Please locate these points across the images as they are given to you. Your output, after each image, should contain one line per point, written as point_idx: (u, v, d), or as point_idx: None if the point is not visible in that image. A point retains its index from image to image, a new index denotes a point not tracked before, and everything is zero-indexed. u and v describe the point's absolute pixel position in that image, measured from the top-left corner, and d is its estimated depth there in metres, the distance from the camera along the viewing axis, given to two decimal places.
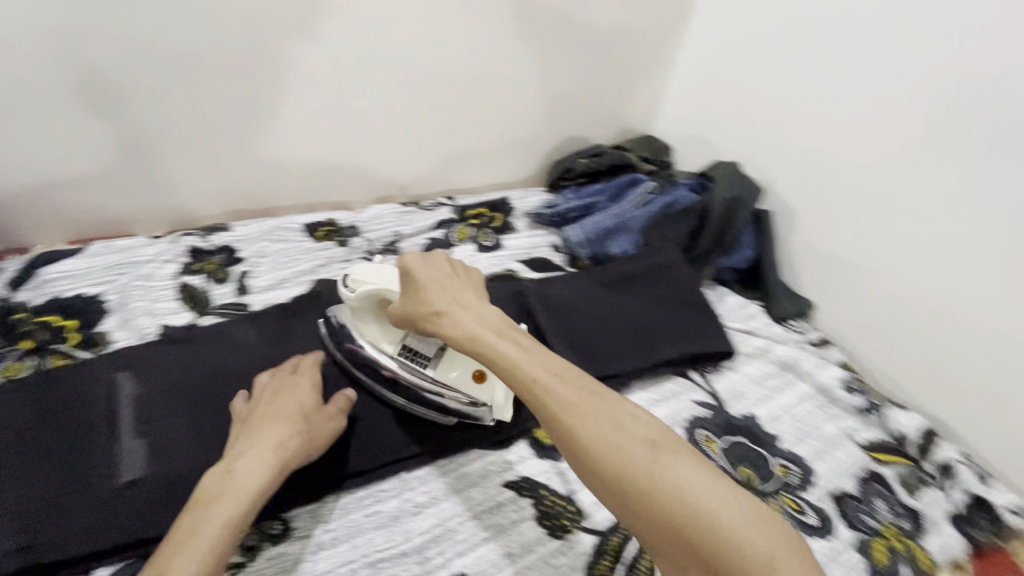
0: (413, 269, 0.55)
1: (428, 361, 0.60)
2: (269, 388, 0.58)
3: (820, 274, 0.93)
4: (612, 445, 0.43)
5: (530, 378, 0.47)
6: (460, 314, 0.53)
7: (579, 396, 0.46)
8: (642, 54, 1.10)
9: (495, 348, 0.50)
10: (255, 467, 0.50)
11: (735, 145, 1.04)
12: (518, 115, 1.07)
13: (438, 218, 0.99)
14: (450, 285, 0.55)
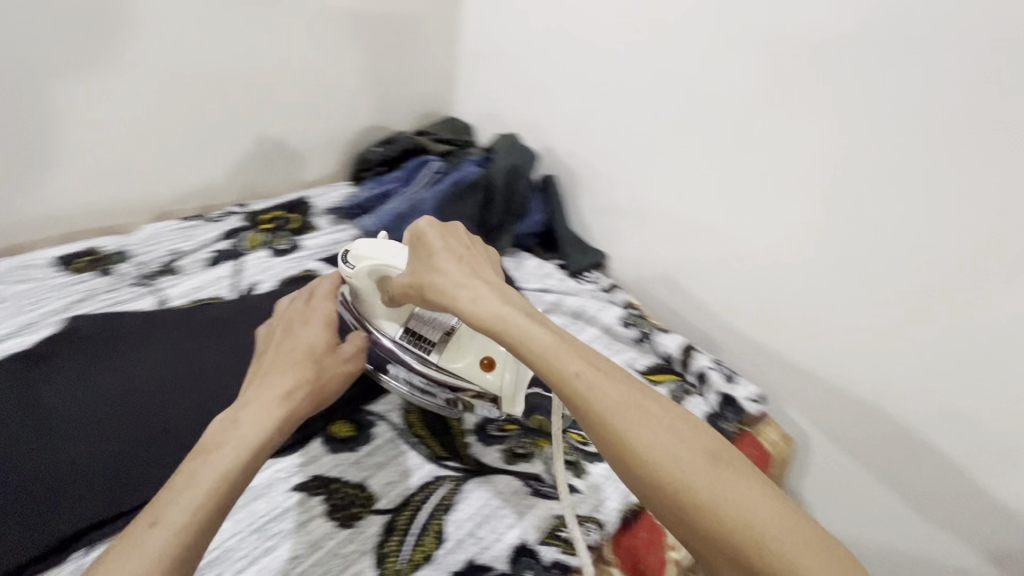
0: (427, 237, 0.55)
1: (432, 348, 0.63)
2: (292, 331, 0.59)
3: (604, 227, 1.02)
4: (661, 443, 0.41)
5: (566, 368, 0.45)
6: (476, 287, 0.51)
7: (624, 394, 0.44)
8: (422, 38, 1.11)
9: (523, 332, 0.48)
10: (259, 411, 0.50)
11: (522, 118, 1.09)
12: (302, 110, 1.03)
13: (226, 228, 0.93)
14: (468, 260, 0.54)
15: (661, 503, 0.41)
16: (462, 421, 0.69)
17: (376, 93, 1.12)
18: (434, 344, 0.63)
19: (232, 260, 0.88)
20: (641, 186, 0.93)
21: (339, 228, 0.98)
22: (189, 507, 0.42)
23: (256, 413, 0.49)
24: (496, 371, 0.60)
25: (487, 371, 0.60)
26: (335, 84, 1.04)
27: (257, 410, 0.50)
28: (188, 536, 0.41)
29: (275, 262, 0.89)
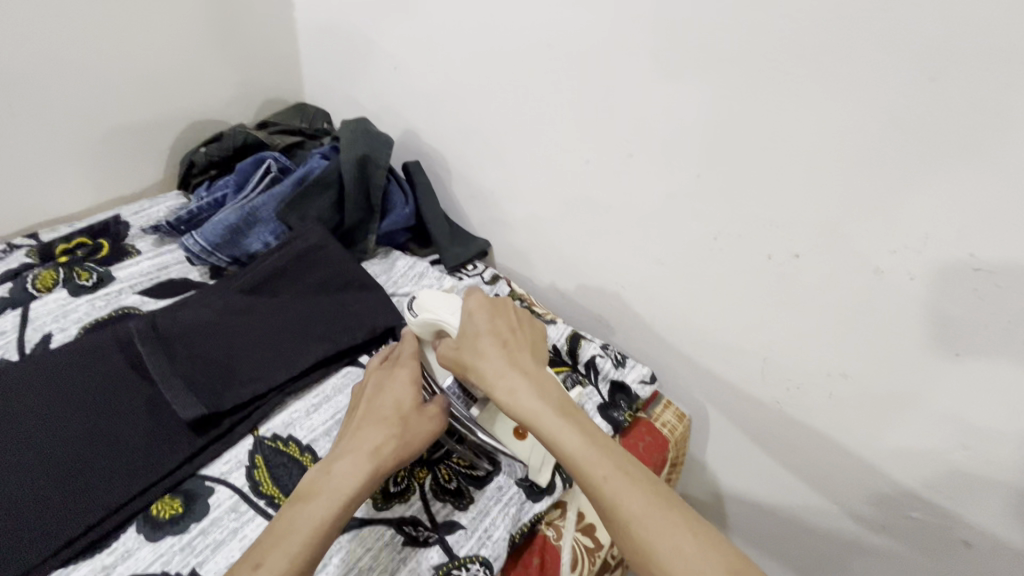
0: (476, 321, 0.57)
1: (474, 404, 0.59)
2: (384, 385, 0.57)
3: (480, 213, 0.93)
4: (685, 564, 0.39)
5: (593, 472, 0.44)
6: (514, 379, 0.51)
7: (652, 501, 0.42)
8: (248, 12, 0.95)
9: (554, 430, 0.47)
10: (353, 463, 0.49)
11: (378, 99, 0.97)
12: (98, 109, 0.84)
13: (5, 268, 0.74)
14: (509, 346, 0.54)
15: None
16: None
17: (196, 80, 0.94)
18: (477, 401, 0.59)
19: (16, 309, 0.70)
20: (508, 165, 0.85)
21: (165, 250, 0.82)
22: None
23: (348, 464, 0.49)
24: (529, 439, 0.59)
25: (519, 440, 0.59)
26: (134, 71, 0.85)
27: (345, 463, 0.49)
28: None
29: (76, 304, 0.72)
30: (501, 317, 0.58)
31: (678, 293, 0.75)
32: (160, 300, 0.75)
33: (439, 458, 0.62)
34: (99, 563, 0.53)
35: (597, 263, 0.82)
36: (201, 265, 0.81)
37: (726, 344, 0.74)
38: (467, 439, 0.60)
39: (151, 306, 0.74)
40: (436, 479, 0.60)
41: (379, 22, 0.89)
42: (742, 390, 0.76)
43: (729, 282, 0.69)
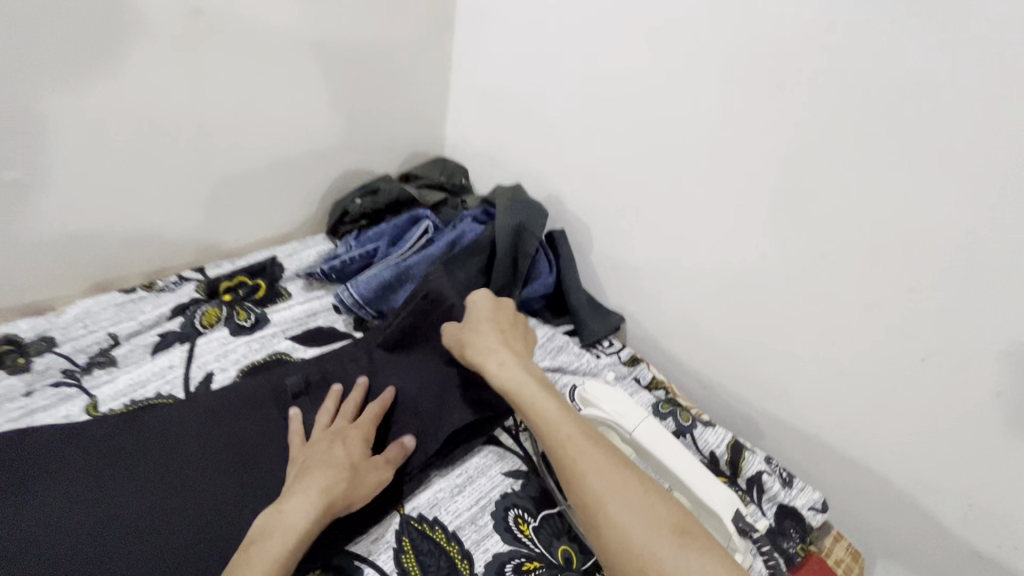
0: (477, 306, 0.66)
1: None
2: (337, 433, 0.60)
3: (619, 286, 0.90)
4: (630, 509, 0.48)
5: (563, 436, 0.53)
6: (504, 356, 0.61)
7: (604, 460, 0.51)
8: (409, 74, 0.99)
9: (533, 396, 0.57)
10: (309, 493, 0.52)
11: (522, 162, 0.98)
12: (271, 158, 0.90)
13: (177, 301, 0.79)
14: (504, 334, 0.64)
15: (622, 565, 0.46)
16: (471, 561, 0.56)
17: (353, 131, 0.98)
18: None
19: (184, 343, 0.73)
20: (659, 241, 0.81)
21: (314, 295, 0.84)
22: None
23: (299, 501, 0.51)
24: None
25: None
26: (304, 124, 0.91)
27: (301, 496, 0.52)
28: None
29: (236, 343, 0.75)
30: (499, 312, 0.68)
31: (856, 410, 0.67)
32: (309, 348, 0.76)
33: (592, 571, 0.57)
34: None
35: (754, 359, 0.75)
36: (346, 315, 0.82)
37: (915, 476, 0.64)
38: None
39: (301, 353, 0.75)
40: None
41: (535, 89, 0.90)
42: (926, 531, 0.65)
43: (931, 408, 0.60)
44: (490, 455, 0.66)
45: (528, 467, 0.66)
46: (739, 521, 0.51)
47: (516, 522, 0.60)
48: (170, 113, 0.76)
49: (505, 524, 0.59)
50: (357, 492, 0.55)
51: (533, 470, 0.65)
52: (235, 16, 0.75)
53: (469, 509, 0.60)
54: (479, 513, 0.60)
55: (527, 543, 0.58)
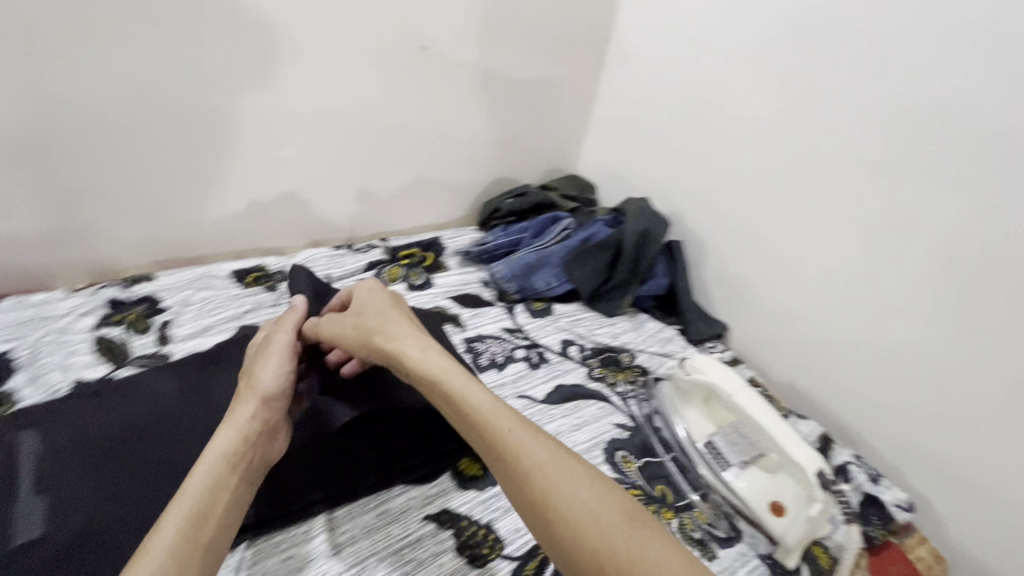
0: (378, 299, 0.61)
1: (728, 467, 0.68)
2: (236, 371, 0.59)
3: (729, 295, 1.02)
4: (582, 497, 0.44)
5: (503, 428, 0.48)
6: (425, 345, 0.56)
7: (549, 450, 0.47)
8: (562, 103, 1.19)
9: (464, 389, 0.52)
10: (219, 445, 0.48)
11: (650, 183, 1.13)
12: (448, 161, 1.13)
13: (369, 259, 1.02)
14: (413, 324, 0.60)
15: (577, 557, 0.42)
16: None
17: (511, 146, 1.19)
18: (731, 466, 0.68)
19: None
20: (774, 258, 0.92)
21: (467, 270, 1.04)
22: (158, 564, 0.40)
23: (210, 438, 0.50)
24: (789, 519, 0.63)
25: (778, 516, 0.63)
26: (476, 137, 1.13)
27: (215, 450, 0.48)
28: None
29: (411, 296, 0.96)
30: (401, 302, 0.63)
31: None
32: (464, 307, 0.95)
33: (684, 507, 0.68)
34: (426, 491, 0.65)
35: None
36: (491, 288, 1.00)
37: None
38: (710, 495, 0.69)
39: (458, 310, 0.94)
40: (681, 524, 0.66)
41: (671, 123, 1.06)
42: None
43: None
44: (602, 408, 0.80)
45: (633, 423, 0.79)
46: (822, 479, 0.62)
47: (622, 459, 0.73)
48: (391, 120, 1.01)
49: (613, 460, 0.72)
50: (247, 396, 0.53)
51: (638, 425, 0.78)
52: (448, 53, 0.99)
53: (585, 443, 0.74)
54: (592, 446, 0.74)
55: (631, 475, 0.71)
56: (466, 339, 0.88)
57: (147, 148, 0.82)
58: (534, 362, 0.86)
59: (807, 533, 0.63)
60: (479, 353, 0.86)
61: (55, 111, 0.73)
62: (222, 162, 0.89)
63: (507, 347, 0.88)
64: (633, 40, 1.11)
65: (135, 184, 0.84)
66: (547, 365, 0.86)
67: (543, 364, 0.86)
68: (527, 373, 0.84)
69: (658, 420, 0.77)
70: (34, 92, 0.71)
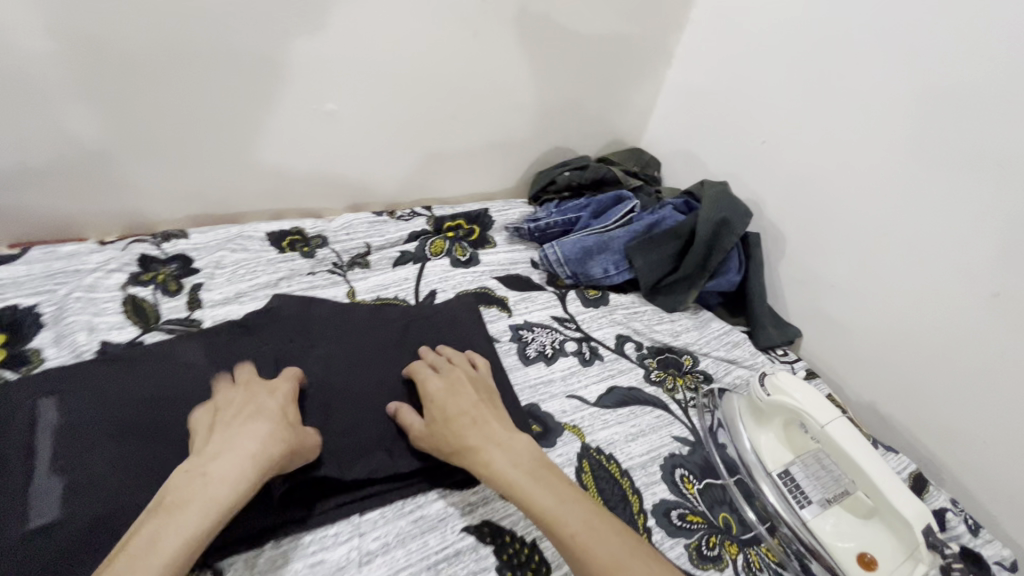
0: (437, 397, 0.60)
1: (808, 504, 0.61)
2: (259, 392, 0.57)
3: (806, 298, 0.91)
4: None
5: (569, 530, 0.49)
6: (489, 449, 0.55)
7: (617, 555, 0.47)
8: (633, 65, 1.06)
9: (530, 493, 0.52)
10: (226, 486, 0.46)
11: (727, 164, 1.01)
12: (502, 124, 1.03)
13: (412, 229, 0.94)
14: (476, 418, 0.58)
15: None
16: (641, 497, 0.62)
17: (571, 113, 1.08)
18: (811, 502, 0.61)
19: (417, 263, 0.89)
20: (871, 264, 0.80)
21: (515, 248, 0.96)
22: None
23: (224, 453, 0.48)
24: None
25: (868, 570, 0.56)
26: (535, 99, 1.02)
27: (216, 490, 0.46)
28: None
29: (455, 272, 0.88)
30: (460, 387, 0.62)
31: None
32: (511, 290, 0.87)
33: (750, 541, 0.61)
34: (466, 498, 0.59)
35: (959, 398, 0.73)
36: (542, 270, 0.92)
37: None
38: (780, 529, 0.62)
39: (505, 292, 0.86)
40: (747, 562, 0.59)
41: (759, 96, 0.92)
42: None
43: None
44: (660, 418, 0.72)
45: (694, 438, 0.70)
46: (930, 536, 0.53)
47: (682, 478, 0.65)
48: (443, 77, 0.90)
49: (671, 478, 0.65)
50: (279, 440, 0.51)
51: (698, 441, 0.70)
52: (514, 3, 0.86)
53: (640, 456, 0.67)
54: (648, 461, 0.66)
55: (691, 499, 0.63)
56: (513, 327, 0.81)
57: (180, 94, 0.74)
58: (586, 358, 0.79)
59: None
60: (527, 343, 0.79)
61: (77, 45, 0.65)
62: (257, 112, 0.81)
63: (557, 338, 0.81)
64: None
65: (163, 131, 0.77)
66: (600, 363, 0.78)
67: (596, 361, 0.79)
68: (578, 371, 0.77)
69: (724, 435, 0.69)
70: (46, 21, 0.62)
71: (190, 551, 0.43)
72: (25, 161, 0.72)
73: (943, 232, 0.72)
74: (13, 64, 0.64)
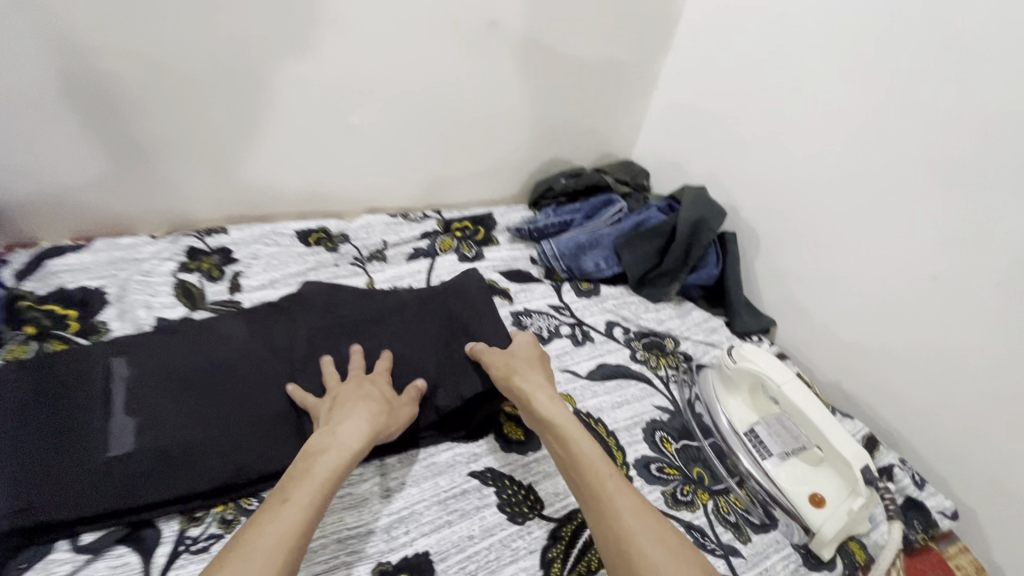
0: (523, 350, 0.71)
1: (769, 456, 0.69)
2: (361, 380, 0.65)
3: (779, 291, 1.01)
4: (652, 547, 0.48)
5: (600, 470, 0.55)
6: (550, 395, 0.64)
7: (635, 501, 0.53)
8: (622, 85, 1.18)
9: (574, 434, 0.59)
10: (353, 438, 0.56)
11: (707, 173, 1.12)
12: (506, 138, 1.15)
13: (424, 229, 1.05)
14: (546, 377, 0.68)
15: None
16: (625, 453, 0.71)
17: (569, 128, 1.20)
18: (772, 455, 0.69)
19: (428, 258, 0.99)
20: (834, 256, 0.90)
21: (516, 247, 1.06)
22: (279, 525, 0.47)
23: (356, 428, 0.57)
24: (829, 511, 0.63)
25: (818, 507, 0.64)
26: (536, 115, 1.14)
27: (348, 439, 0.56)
28: (299, 530, 0.47)
29: (461, 267, 0.99)
30: (540, 356, 0.72)
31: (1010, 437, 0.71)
32: (513, 282, 0.97)
33: (721, 491, 0.70)
34: (472, 449, 0.68)
35: (909, 373, 0.83)
36: (540, 266, 1.02)
37: None
38: (747, 483, 0.70)
39: (507, 284, 0.96)
40: (717, 506, 0.67)
41: (735, 112, 1.04)
42: None
43: None
44: (645, 390, 0.81)
45: (674, 407, 0.80)
46: (868, 474, 0.63)
47: (662, 439, 0.74)
48: (453, 93, 1.02)
49: (653, 439, 0.74)
50: (391, 425, 0.61)
51: (678, 410, 0.79)
52: (516, 30, 0.99)
53: (625, 420, 0.76)
54: (632, 425, 0.75)
55: (669, 455, 0.72)
56: (513, 313, 0.90)
57: (224, 105, 0.86)
58: (578, 339, 0.88)
59: (847, 529, 0.63)
60: (525, 326, 0.88)
61: (142, 63, 0.77)
62: (291, 122, 0.93)
63: (553, 323, 0.90)
64: (703, 23, 1.08)
65: (209, 139, 0.89)
66: (591, 344, 0.88)
67: (587, 343, 0.88)
68: (571, 350, 0.86)
69: (699, 404, 0.78)
70: (122, 43, 0.75)
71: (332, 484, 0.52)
72: (84, 159, 0.83)
73: (893, 225, 0.82)
74: (90, 79, 0.76)
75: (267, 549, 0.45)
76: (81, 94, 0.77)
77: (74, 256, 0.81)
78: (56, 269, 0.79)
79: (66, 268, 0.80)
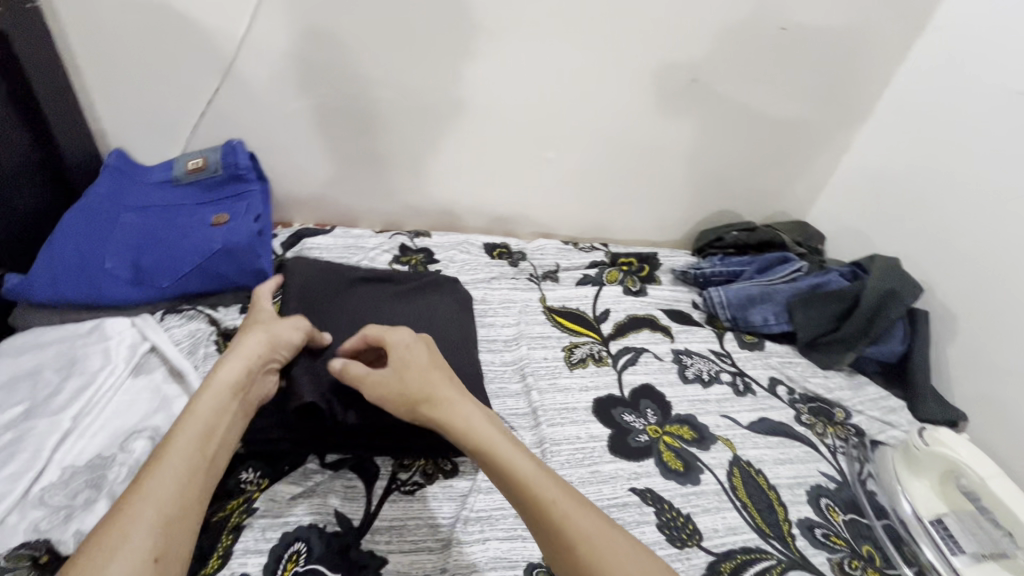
0: (401, 347, 0.58)
1: (960, 553, 0.67)
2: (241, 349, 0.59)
3: (976, 383, 0.92)
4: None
5: (542, 493, 0.49)
6: (464, 408, 0.54)
7: (595, 526, 0.48)
8: (810, 147, 1.17)
9: (507, 456, 0.51)
10: (203, 419, 0.51)
11: (898, 246, 1.07)
12: (681, 185, 1.20)
13: (592, 258, 1.13)
14: (450, 381, 0.57)
15: None
16: (786, 510, 0.70)
17: (746, 183, 1.21)
18: (965, 552, 0.67)
19: (595, 286, 1.06)
20: None
21: (679, 289, 1.09)
22: (148, 516, 0.44)
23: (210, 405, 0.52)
24: None
25: None
26: (716, 168, 1.17)
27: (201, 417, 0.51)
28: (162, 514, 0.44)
29: (626, 299, 1.04)
30: (428, 348, 0.59)
31: None
32: (676, 323, 1.00)
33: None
34: (634, 468, 0.72)
35: None
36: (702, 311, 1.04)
37: None
38: None
39: (669, 323, 1.00)
40: None
41: (943, 188, 0.98)
42: None
43: None
44: (811, 454, 0.79)
45: (841, 477, 0.76)
46: None
47: (827, 506, 0.72)
48: (641, 140, 1.10)
49: (817, 505, 0.72)
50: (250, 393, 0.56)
51: (846, 481, 0.76)
52: (715, 91, 1.05)
53: (787, 478, 0.74)
54: (795, 485, 0.74)
55: (835, 524, 0.70)
56: (674, 351, 0.94)
57: (446, 132, 1.03)
58: (740, 389, 0.88)
59: None
60: (686, 366, 0.91)
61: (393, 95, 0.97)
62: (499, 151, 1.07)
63: (714, 368, 0.91)
64: (914, 94, 1.04)
65: (430, 158, 1.07)
66: (753, 397, 0.87)
67: (748, 394, 0.88)
68: (732, 398, 0.86)
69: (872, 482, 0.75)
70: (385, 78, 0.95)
71: (195, 459, 0.49)
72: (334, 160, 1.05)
73: None
74: (352, 104, 0.97)
75: (143, 539, 0.42)
76: (349, 113, 0.99)
77: (321, 238, 1.02)
78: (309, 246, 1.00)
79: (315, 247, 1.00)
